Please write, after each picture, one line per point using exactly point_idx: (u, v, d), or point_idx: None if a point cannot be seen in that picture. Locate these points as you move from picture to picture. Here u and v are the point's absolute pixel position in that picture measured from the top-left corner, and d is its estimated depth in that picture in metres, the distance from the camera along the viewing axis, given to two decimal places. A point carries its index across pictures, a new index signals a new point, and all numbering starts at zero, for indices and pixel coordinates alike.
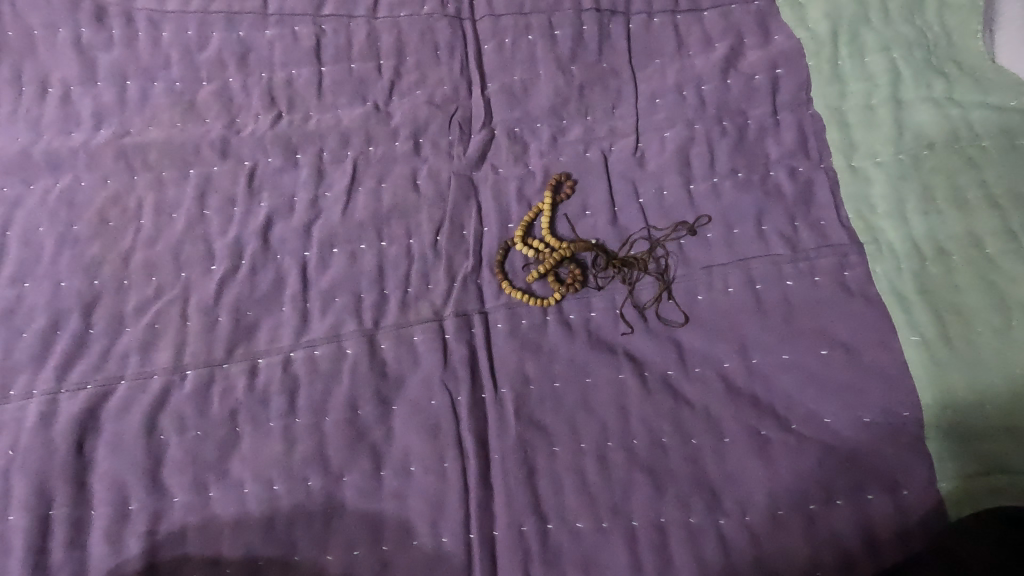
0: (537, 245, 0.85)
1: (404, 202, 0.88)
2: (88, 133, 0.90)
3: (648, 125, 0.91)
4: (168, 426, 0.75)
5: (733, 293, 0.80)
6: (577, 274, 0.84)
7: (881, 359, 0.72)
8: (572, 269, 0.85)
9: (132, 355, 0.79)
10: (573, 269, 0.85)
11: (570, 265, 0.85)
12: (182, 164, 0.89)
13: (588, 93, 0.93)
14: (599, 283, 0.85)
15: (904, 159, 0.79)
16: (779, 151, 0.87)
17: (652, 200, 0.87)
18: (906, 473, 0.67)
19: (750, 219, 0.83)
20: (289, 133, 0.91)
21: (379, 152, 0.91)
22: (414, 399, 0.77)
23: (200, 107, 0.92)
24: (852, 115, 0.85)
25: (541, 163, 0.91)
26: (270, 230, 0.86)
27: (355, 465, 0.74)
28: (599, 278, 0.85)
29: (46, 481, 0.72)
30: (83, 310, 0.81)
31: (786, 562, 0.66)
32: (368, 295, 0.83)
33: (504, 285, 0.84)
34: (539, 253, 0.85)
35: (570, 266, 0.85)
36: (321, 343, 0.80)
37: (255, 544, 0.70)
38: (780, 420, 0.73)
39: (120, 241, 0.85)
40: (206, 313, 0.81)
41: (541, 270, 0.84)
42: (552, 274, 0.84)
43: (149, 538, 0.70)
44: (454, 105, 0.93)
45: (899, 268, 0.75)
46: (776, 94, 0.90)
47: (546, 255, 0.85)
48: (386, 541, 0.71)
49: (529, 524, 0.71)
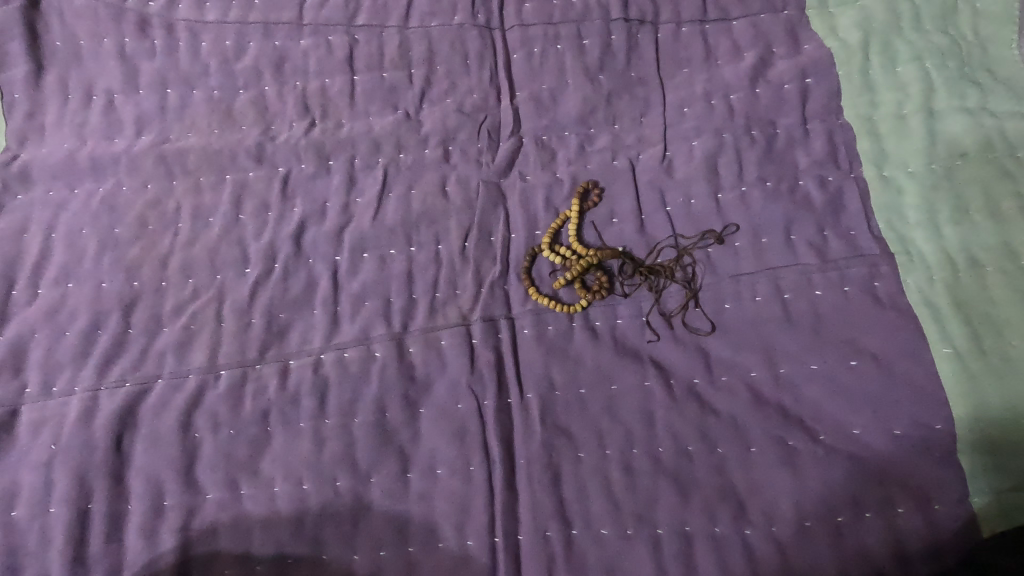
0: (563, 253, 0.86)
1: (433, 208, 0.89)
2: (130, 140, 0.93)
3: (676, 134, 0.91)
4: (202, 425, 0.77)
5: (761, 302, 0.80)
6: (603, 281, 0.85)
7: (912, 370, 0.72)
8: (598, 276, 0.85)
9: (169, 355, 0.81)
10: (600, 276, 0.85)
11: (596, 273, 0.85)
12: (219, 169, 0.91)
13: (616, 102, 0.94)
14: (627, 289, 0.85)
15: (937, 170, 0.79)
16: (809, 160, 0.87)
17: (679, 208, 0.88)
18: (937, 486, 0.67)
19: (778, 228, 0.83)
20: (322, 140, 0.93)
21: (409, 160, 0.92)
22: (440, 402, 0.78)
23: (236, 115, 0.94)
24: (882, 125, 0.84)
25: (568, 171, 0.91)
26: (302, 234, 0.88)
27: (382, 467, 0.75)
28: (626, 285, 0.85)
29: (86, 475, 0.74)
30: (123, 311, 0.83)
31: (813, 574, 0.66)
32: (397, 299, 0.84)
33: (531, 291, 0.84)
34: (565, 261, 0.86)
35: (596, 273, 0.85)
36: (351, 346, 0.81)
37: (285, 542, 0.71)
38: (807, 431, 0.73)
39: (159, 244, 0.87)
40: (239, 315, 0.83)
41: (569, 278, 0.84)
42: (579, 282, 0.85)
43: (183, 534, 0.72)
44: (483, 114, 0.94)
45: (930, 278, 0.75)
46: (806, 104, 0.89)
47: (572, 263, 0.85)
48: (412, 543, 0.72)
49: (554, 529, 0.71)
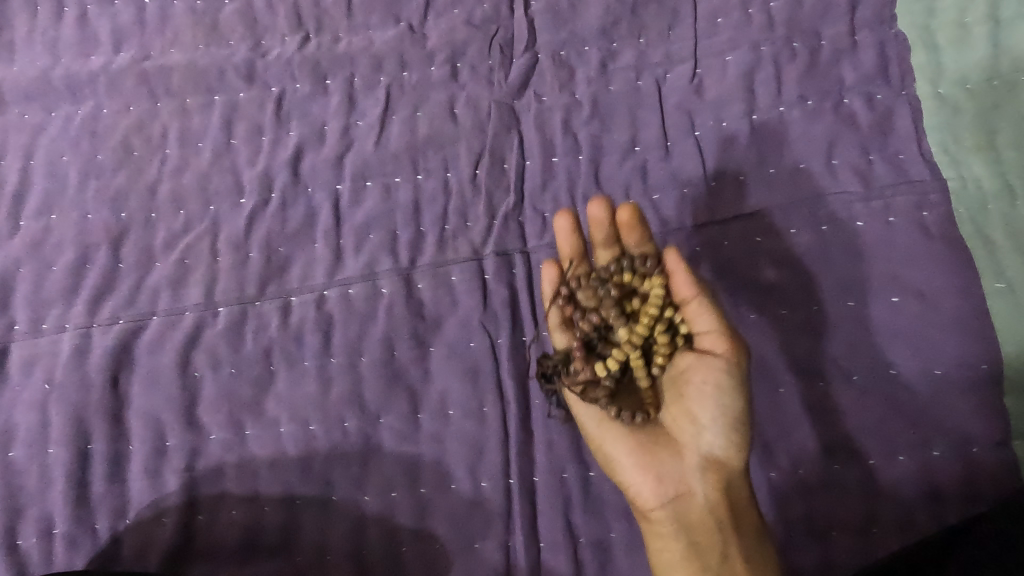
0: (635, 239, 0.71)
1: (441, 132, 0.82)
2: (108, 57, 0.85)
3: (708, 48, 0.82)
4: (202, 363, 0.73)
5: (795, 235, 0.73)
6: (590, 323, 0.68)
7: (956, 306, 0.67)
8: (637, 337, 0.65)
9: (163, 291, 0.76)
10: (629, 344, 0.66)
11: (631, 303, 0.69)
12: (206, 89, 0.84)
13: (642, 11, 0.84)
14: (616, 412, 0.64)
15: (999, 86, 0.72)
16: (856, 76, 0.78)
17: (709, 132, 0.79)
18: (977, 430, 0.64)
19: (818, 152, 0.76)
20: (318, 56, 0.84)
21: (414, 78, 0.84)
22: (451, 341, 0.74)
23: (222, 29, 0.86)
24: (941, 36, 0.76)
25: (588, 92, 0.82)
26: (300, 161, 0.81)
27: (392, 408, 0.71)
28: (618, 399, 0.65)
29: (83, 415, 0.71)
30: (112, 244, 0.78)
31: (836, 511, 0.64)
32: (404, 232, 0.78)
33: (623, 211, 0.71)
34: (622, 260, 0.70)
35: (586, 313, 0.68)
36: (355, 282, 0.76)
37: (292, 483, 0.69)
38: (841, 371, 0.68)
39: (146, 171, 0.81)
40: (236, 249, 0.78)
41: (595, 218, 0.71)
42: (574, 245, 0.72)
43: (187, 474, 0.69)
44: (495, 26, 0.85)
45: (984, 207, 0.70)
46: (855, 11, 0.79)
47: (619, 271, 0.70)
48: (424, 485, 0.69)
49: (570, 471, 0.69)
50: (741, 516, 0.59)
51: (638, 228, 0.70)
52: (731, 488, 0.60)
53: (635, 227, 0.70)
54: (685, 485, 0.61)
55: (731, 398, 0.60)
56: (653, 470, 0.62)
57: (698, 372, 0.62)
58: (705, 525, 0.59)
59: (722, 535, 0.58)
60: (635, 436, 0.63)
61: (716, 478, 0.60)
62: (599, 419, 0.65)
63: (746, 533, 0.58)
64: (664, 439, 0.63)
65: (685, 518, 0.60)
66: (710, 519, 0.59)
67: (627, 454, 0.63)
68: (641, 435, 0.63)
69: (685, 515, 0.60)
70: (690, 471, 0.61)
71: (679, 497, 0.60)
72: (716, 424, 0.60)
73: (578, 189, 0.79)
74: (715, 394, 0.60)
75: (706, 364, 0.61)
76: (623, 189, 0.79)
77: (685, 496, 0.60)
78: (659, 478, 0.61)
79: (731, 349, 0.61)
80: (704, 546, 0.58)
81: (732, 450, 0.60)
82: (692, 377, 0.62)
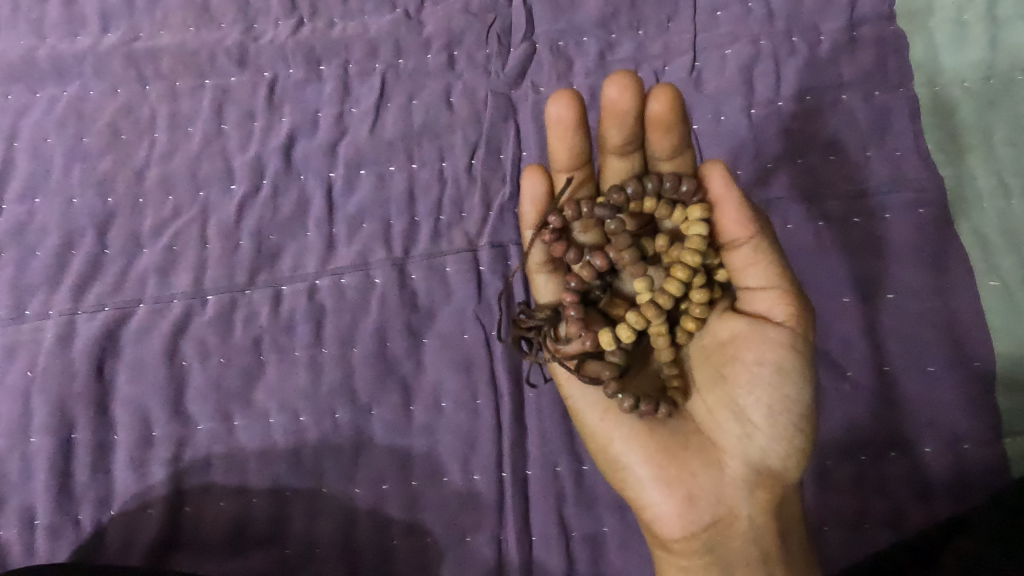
0: (667, 145, 0.61)
1: (436, 121, 0.81)
2: (95, 37, 0.83)
3: (707, 41, 0.81)
4: (189, 352, 0.72)
5: (791, 231, 0.73)
6: (592, 268, 0.61)
7: (948, 305, 0.68)
8: (665, 295, 0.60)
9: (150, 278, 0.75)
10: (648, 312, 0.60)
11: (650, 239, 0.64)
12: (197, 72, 0.82)
13: (642, 3, 0.83)
14: (633, 404, 0.58)
15: (995, 85, 0.74)
16: (855, 71, 0.77)
17: (708, 125, 0.79)
18: (969, 428, 0.64)
19: (816, 147, 0.76)
20: (311, 41, 0.83)
21: (410, 66, 0.83)
22: (444, 332, 0.73)
23: (214, 11, 0.84)
24: (939, 33, 0.76)
25: (586, 83, 0.82)
26: (292, 147, 0.80)
27: (384, 400, 0.70)
28: (626, 374, 0.61)
29: (66, 404, 0.69)
30: (98, 229, 0.76)
31: (840, 517, 0.64)
32: (398, 222, 0.77)
33: (670, 104, 0.59)
34: (645, 181, 0.62)
35: (588, 254, 0.62)
36: (348, 272, 0.75)
37: (282, 475, 0.68)
38: (834, 367, 0.68)
39: (134, 155, 0.79)
40: (226, 236, 0.76)
41: (614, 106, 0.60)
42: (577, 148, 0.62)
43: (174, 465, 0.68)
44: (492, 14, 0.84)
45: (980, 205, 0.71)
46: (855, 6, 0.79)
47: (637, 194, 0.62)
48: (415, 477, 0.68)
49: (564, 465, 0.68)
50: (788, 536, 0.57)
51: (672, 127, 0.60)
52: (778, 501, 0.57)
53: (667, 128, 0.60)
54: (729, 504, 0.57)
55: (790, 389, 0.55)
56: (689, 486, 0.57)
57: (749, 350, 0.56)
58: (748, 556, 0.56)
59: (770, 563, 0.56)
60: (660, 440, 0.59)
61: (764, 495, 0.57)
62: (604, 411, 0.61)
63: (793, 555, 0.57)
64: (697, 442, 0.59)
65: (726, 541, 0.57)
66: (754, 548, 0.56)
67: (649, 467, 0.59)
68: (669, 440, 0.59)
69: (726, 535, 0.57)
70: (734, 488, 0.57)
71: (719, 518, 0.57)
72: (772, 434, 0.55)
73: None
74: (771, 390, 0.55)
75: (758, 344, 0.55)
76: None
77: (727, 516, 0.57)
78: (695, 498, 0.57)
79: (793, 319, 0.55)
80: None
81: (788, 460, 0.56)
82: (740, 357, 0.57)
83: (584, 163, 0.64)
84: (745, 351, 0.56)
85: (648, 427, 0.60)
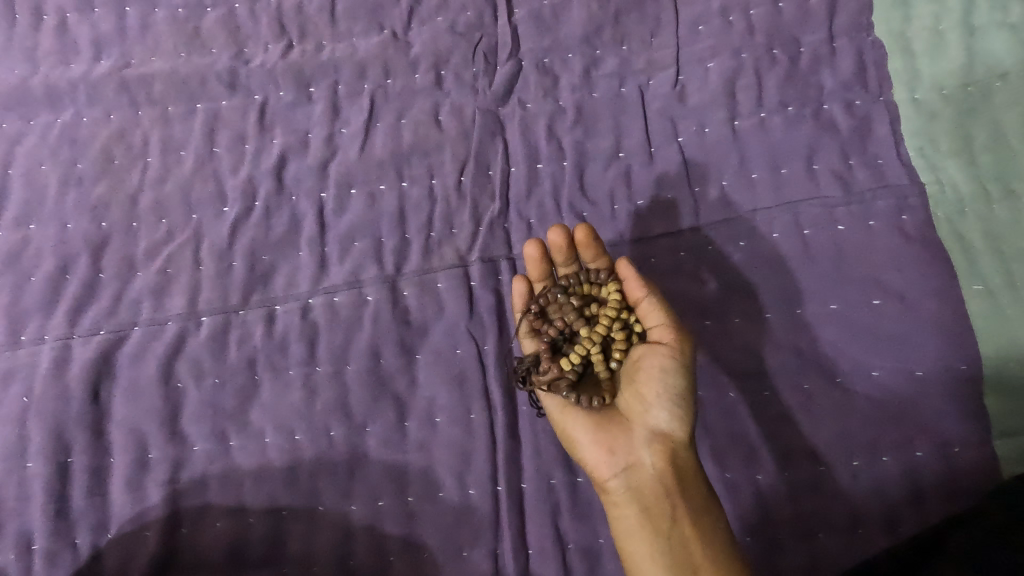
0: (591, 255, 0.71)
1: (425, 140, 0.82)
2: (88, 65, 0.84)
3: (690, 55, 0.83)
4: (184, 374, 0.73)
5: (778, 240, 0.74)
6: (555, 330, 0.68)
7: (937, 309, 0.68)
8: (594, 338, 0.66)
9: (145, 301, 0.75)
10: (589, 340, 0.66)
11: (594, 314, 0.69)
12: (188, 97, 0.83)
13: (624, 19, 0.85)
14: (575, 399, 0.64)
15: (974, 91, 0.74)
16: (835, 81, 0.79)
17: (692, 137, 0.80)
18: (959, 430, 0.64)
19: (799, 157, 0.77)
20: (301, 64, 0.84)
21: (398, 85, 0.84)
22: (437, 348, 0.74)
23: (204, 36, 0.85)
24: (917, 43, 0.78)
25: (572, 98, 0.83)
26: (283, 169, 0.81)
27: (378, 416, 0.71)
28: (582, 390, 0.66)
29: (63, 428, 0.70)
30: (92, 253, 0.77)
31: (794, 496, 0.65)
32: (389, 239, 0.78)
33: (587, 230, 0.69)
34: (583, 280, 0.70)
35: (548, 323, 0.69)
36: (341, 290, 0.76)
37: (279, 493, 0.68)
38: (824, 372, 0.69)
39: (127, 180, 0.80)
40: (219, 258, 0.77)
41: (554, 243, 0.70)
42: (544, 271, 0.71)
43: (171, 487, 0.69)
44: (479, 33, 0.86)
45: (962, 210, 0.71)
46: (833, 18, 0.81)
47: (574, 283, 0.71)
48: (411, 493, 0.69)
49: (558, 478, 0.69)
50: (686, 483, 0.58)
51: (595, 248, 0.70)
52: (678, 458, 0.59)
53: (591, 245, 0.70)
54: (633, 456, 0.61)
55: (673, 381, 0.60)
56: (606, 443, 0.62)
57: (646, 361, 0.62)
58: (654, 491, 0.58)
59: (670, 500, 0.57)
60: (594, 423, 0.64)
61: (663, 448, 0.59)
62: (562, 406, 0.66)
63: (692, 496, 0.57)
64: (617, 418, 0.64)
65: (636, 488, 0.59)
66: (658, 486, 0.58)
67: (586, 433, 0.63)
68: (598, 416, 0.64)
69: (636, 485, 0.60)
70: (638, 442, 0.61)
71: (629, 468, 0.60)
72: (663, 399, 0.60)
73: (563, 195, 0.79)
74: (664, 374, 0.60)
75: (655, 352, 0.62)
76: (607, 195, 0.79)
77: (634, 466, 0.60)
78: (610, 451, 0.62)
79: (674, 339, 0.62)
80: (654, 514, 0.57)
81: (678, 422, 0.60)
82: (641, 365, 0.63)
83: (547, 277, 0.72)
84: (645, 361, 0.63)
85: (588, 421, 0.64)
